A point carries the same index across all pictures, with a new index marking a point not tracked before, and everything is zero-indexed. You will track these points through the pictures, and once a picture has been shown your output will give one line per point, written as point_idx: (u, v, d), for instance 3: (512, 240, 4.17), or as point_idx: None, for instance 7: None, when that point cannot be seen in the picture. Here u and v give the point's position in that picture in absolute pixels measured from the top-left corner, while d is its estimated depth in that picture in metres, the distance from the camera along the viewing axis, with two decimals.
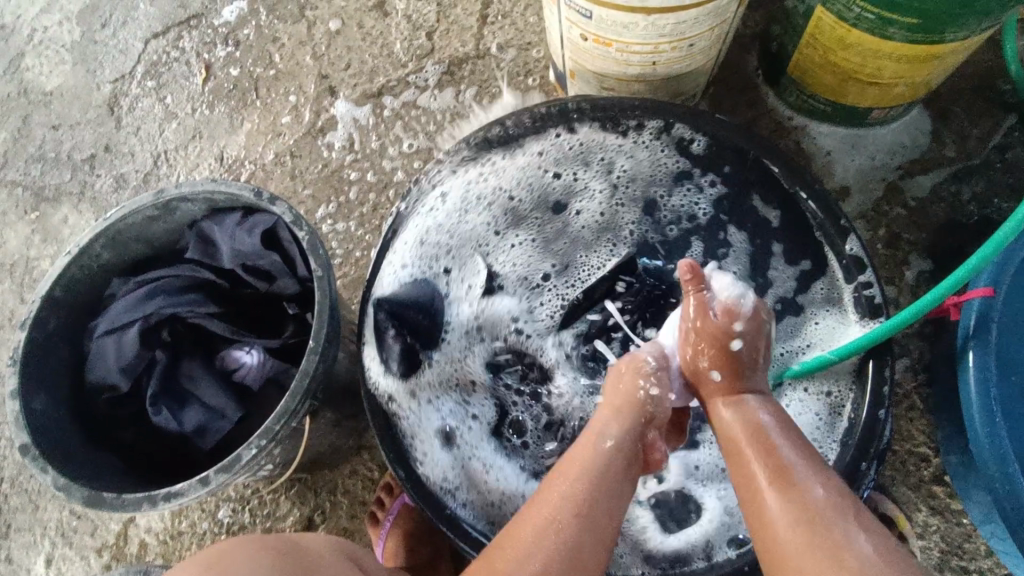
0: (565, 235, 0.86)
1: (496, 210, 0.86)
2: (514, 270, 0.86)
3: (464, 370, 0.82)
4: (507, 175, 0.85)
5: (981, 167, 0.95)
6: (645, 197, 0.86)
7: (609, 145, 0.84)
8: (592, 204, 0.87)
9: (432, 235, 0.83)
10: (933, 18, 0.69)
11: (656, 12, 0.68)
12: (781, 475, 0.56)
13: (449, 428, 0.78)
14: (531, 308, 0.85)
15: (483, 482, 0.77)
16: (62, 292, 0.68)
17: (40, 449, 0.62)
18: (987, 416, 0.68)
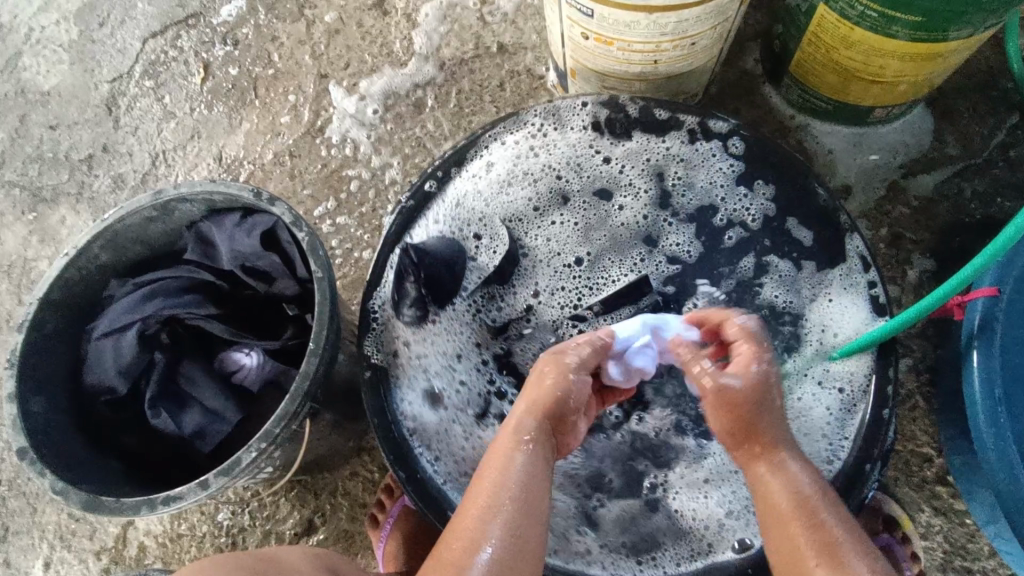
0: (604, 226, 0.85)
1: (542, 190, 0.85)
2: (547, 254, 0.85)
3: (463, 341, 0.81)
4: (557, 153, 0.84)
5: (983, 166, 0.94)
6: (693, 203, 0.84)
7: (657, 147, 0.84)
8: (637, 203, 0.85)
9: (471, 200, 0.82)
10: (937, 16, 0.69)
11: (658, 10, 0.68)
12: (828, 550, 0.54)
13: (436, 389, 0.77)
14: (550, 303, 0.84)
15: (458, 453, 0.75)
16: (60, 293, 0.67)
17: (39, 452, 0.61)
18: (992, 416, 0.68)
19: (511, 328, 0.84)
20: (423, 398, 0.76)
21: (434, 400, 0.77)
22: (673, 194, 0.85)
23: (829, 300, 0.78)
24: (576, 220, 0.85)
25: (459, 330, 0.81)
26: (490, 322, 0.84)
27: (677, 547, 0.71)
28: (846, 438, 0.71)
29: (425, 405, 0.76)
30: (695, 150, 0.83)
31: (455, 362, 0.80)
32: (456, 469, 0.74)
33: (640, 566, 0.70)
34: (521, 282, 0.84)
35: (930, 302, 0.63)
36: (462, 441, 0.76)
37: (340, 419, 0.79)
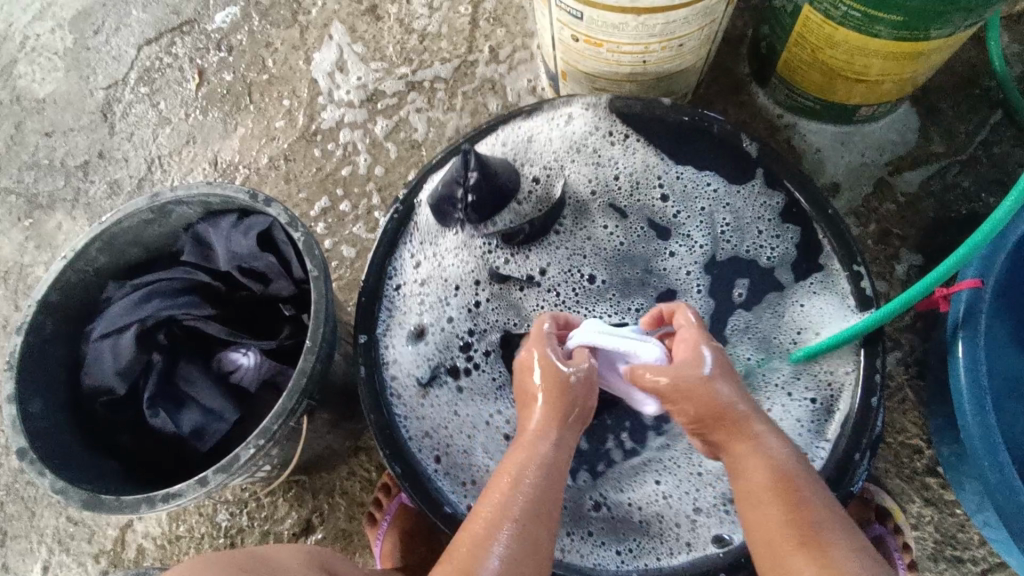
0: (639, 252, 0.84)
1: (605, 194, 0.86)
2: (565, 264, 0.84)
3: (462, 273, 0.83)
4: (629, 158, 0.86)
5: (968, 163, 0.96)
6: (728, 250, 0.83)
7: (709, 183, 0.84)
8: (687, 245, 0.84)
9: (538, 140, 0.85)
10: (917, 15, 0.71)
11: (647, 12, 0.69)
12: (802, 521, 0.54)
13: (424, 325, 0.80)
14: (537, 310, 0.83)
15: (416, 400, 0.77)
16: (58, 296, 0.68)
17: (38, 453, 0.62)
18: (977, 405, 0.69)
19: (505, 290, 0.83)
20: (409, 330, 0.79)
21: (418, 334, 0.80)
22: (713, 239, 0.84)
23: (802, 306, 0.79)
24: (615, 232, 0.85)
25: (466, 261, 0.83)
26: (495, 271, 0.84)
27: (665, 541, 0.72)
28: (824, 441, 0.72)
29: (409, 343, 0.79)
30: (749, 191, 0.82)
31: (450, 296, 0.82)
32: (414, 420, 0.76)
33: (621, 556, 0.72)
34: (535, 253, 0.85)
35: (932, 278, 0.62)
36: (421, 389, 0.78)
37: (338, 417, 0.80)
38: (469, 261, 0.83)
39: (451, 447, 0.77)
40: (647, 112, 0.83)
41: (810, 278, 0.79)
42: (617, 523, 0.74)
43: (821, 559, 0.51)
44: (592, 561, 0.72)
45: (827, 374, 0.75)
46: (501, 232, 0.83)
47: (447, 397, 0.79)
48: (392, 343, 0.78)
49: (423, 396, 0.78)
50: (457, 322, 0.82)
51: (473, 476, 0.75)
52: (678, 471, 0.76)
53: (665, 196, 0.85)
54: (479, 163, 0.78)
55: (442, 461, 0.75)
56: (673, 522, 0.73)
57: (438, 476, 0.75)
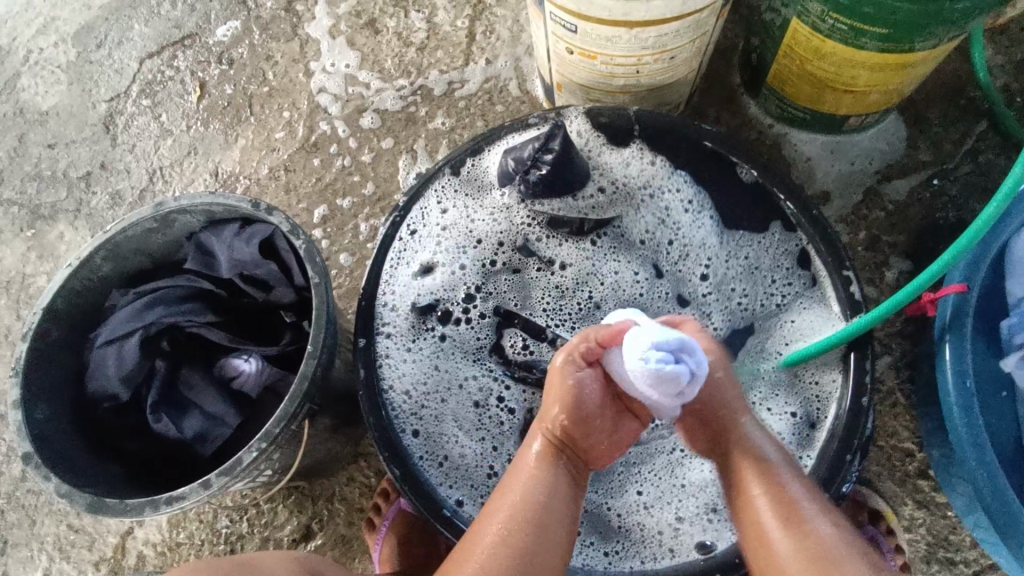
0: (651, 294, 0.86)
1: (649, 249, 0.87)
2: (581, 271, 0.87)
3: (490, 229, 0.87)
4: (692, 212, 0.85)
5: (954, 171, 0.98)
6: (744, 311, 0.84)
7: (755, 242, 0.83)
8: (704, 299, 0.85)
9: (615, 161, 0.87)
10: (900, 28, 0.73)
11: (639, 26, 0.72)
12: (770, 478, 0.61)
13: (432, 263, 0.84)
14: (541, 301, 0.86)
15: (403, 351, 0.81)
16: (63, 303, 0.69)
17: (43, 458, 0.62)
18: (965, 407, 0.70)
19: (520, 267, 0.87)
20: (416, 266, 0.83)
21: (427, 270, 0.84)
22: (732, 299, 0.85)
23: (792, 322, 0.81)
24: (640, 267, 0.87)
25: (496, 221, 0.87)
26: (524, 238, 0.87)
27: (650, 543, 0.73)
28: (808, 453, 0.73)
29: (418, 284, 0.83)
30: (787, 240, 0.81)
31: (469, 246, 0.86)
32: (395, 372, 0.79)
33: (608, 558, 0.72)
34: (556, 244, 0.88)
35: (921, 279, 0.63)
36: (418, 337, 0.82)
37: (338, 422, 0.81)
38: (494, 225, 0.87)
39: (432, 427, 0.78)
40: (718, 160, 0.82)
41: (800, 301, 0.81)
42: (602, 523, 0.75)
43: (789, 509, 0.58)
44: (582, 561, 0.72)
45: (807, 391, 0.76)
46: (547, 220, 0.87)
47: (429, 348, 0.82)
48: (391, 280, 0.81)
49: (409, 343, 0.81)
50: (465, 287, 0.85)
51: (446, 453, 0.77)
52: (660, 480, 0.77)
53: (705, 265, 0.86)
54: (563, 152, 0.80)
55: (422, 436, 0.77)
56: (655, 530, 0.74)
57: (423, 464, 0.76)
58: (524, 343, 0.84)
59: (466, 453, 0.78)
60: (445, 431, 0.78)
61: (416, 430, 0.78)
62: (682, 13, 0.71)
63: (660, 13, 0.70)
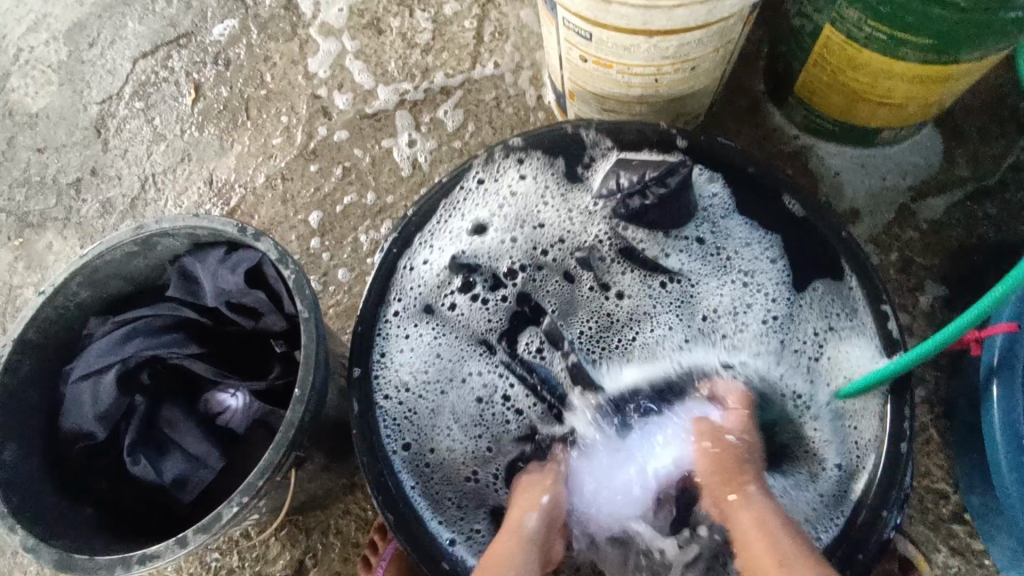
0: (695, 335, 0.77)
1: (707, 317, 0.77)
2: (637, 308, 0.78)
3: (558, 224, 0.80)
4: (770, 275, 0.77)
5: (995, 188, 0.91)
6: (786, 368, 0.75)
7: (821, 318, 0.74)
8: (744, 350, 0.76)
9: (737, 233, 0.78)
10: (947, 38, 0.67)
11: (660, 34, 0.66)
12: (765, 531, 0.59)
13: (485, 223, 0.79)
14: (579, 309, 0.78)
15: (401, 337, 0.75)
16: (36, 333, 0.64)
17: (9, 506, 0.57)
18: (1014, 457, 0.65)
19: (573, 270, 0.79)
20: (470, 223, 0.79)
21: (480, 229, 0.79)
22: (767, 363, 0.75)
23: (832, 356, 0.73)
24: (692, 327, 0.77)
25: (564, 215, 0.80)
26: (581, 245, 0.80)
27: None
28: (837, 514, 0.66)
29: (471, 243, 0.79)
30: (833, 296, 0.73)
31: (527, 225, 0.80)
32: (393, 360, 0.74)
33: None
34: (611, 269, 0.79)
35: (973, 314, 0.55)
36: (443, 320, 0.77)
37: (331, 457, 0.76)
38: (563, 223, 0.80)
39: (424, 434, 0.73)
40: (820, 245, 0.72)
41: (836, 340, 0.73)
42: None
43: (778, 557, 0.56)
44: None
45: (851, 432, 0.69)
46: (616, 238, 0.80)
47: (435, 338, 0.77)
48: (439, 231, 0.77)
49: (425, 316, 0.77)
50: (498, 275, 0.79)
51: (433, 463, 0.73)
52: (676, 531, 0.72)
53: (763, 325, 0.76)
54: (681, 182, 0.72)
55: (416, 450, 0.72)
56: None
57: (413, 493, 0.70)
58: (538, 343, 0.77)
59: (454, 448, 0.74)
60: (443, 444, 0.74)
61: (408, 440, 0.72)
62: (708, 21, 0.65)
63: (683, 21, 0.64)
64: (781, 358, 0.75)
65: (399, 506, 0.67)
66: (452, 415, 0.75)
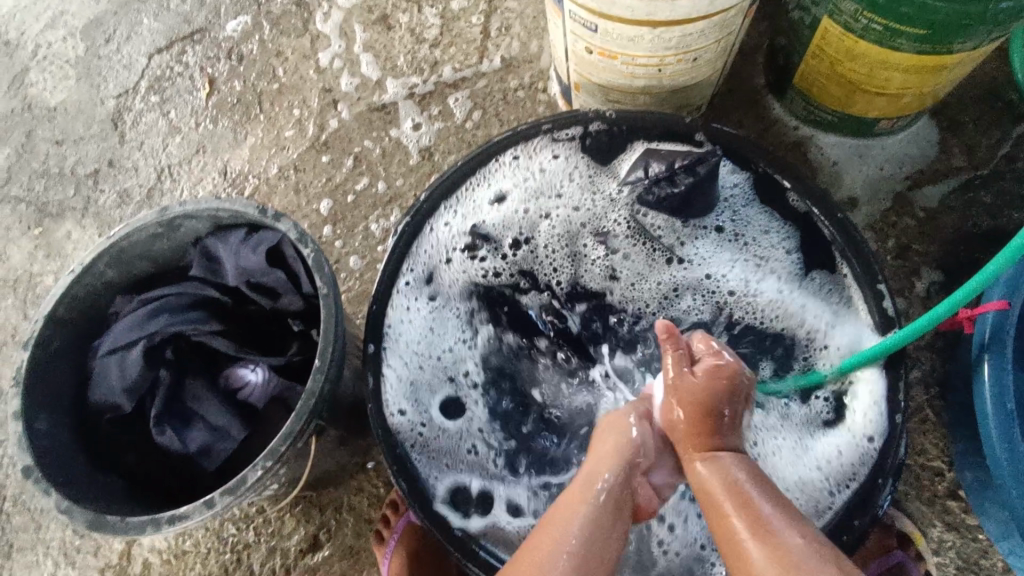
0: (688, 306, 0.80)
1: (703, 292, 0.80)
2: (631, 285, 0.82)
3: (573, 201, 0.83)
4: (772, 265, 0.79)
5: (989, 177, 0.94)
6: (774, 338, 0.78)
7: (813, 307, 0.77)
8: (734, 320, 0.79)
9: (754, 222, 0.80)
10: (940, 28, 0.69)
11: (663, 25, 0.68)
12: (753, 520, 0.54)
13: (506, 194, 0.82)
14: (573, 281, 0.82)
15: (404, 306, 0.78)
16: (66, 311, 0.67)
17: (44, 471, 0.61)
18: (1005, 430, 0.67)
19: (580, 245, 0.82)
20: (494, 193, 0.81)
21: (501, 200, 0.82)
22: (756, 335, 0.78)
23: (812, 338, 0.77)
24: (680, 303, 0.81)
25: (579, 193, 0.83)
26: (586, 224, 0.83)
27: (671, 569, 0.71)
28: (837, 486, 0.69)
29: (489, 211, 0.82)
30: (829, 284, 0.76)
31: (545, 199, 0.83)
32: (397, 330, 0.77)
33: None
34: (611, 247, 0.82)
35: (964, 292, 0.57)
36: (455, 287, 0.81)
37: (345, 433, 0.79)
38: (582, 202, 0.83)
39: (424, 401, 0.76)
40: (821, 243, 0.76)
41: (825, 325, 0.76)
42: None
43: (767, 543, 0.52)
44: None
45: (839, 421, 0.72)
46: (632, 222, 0.83)
47: (439, 307, 0.80)
48: (463, 198, 0.81)
49: (433, 284, 0.80)
50: (503, 245, 0.83)
51: (430, 429, 0.75)
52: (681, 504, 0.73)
53: (758, 304, 0.79)
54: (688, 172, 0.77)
55: (415, 417, 0.75)
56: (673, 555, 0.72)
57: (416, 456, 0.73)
58: (535, 308, 0.82)
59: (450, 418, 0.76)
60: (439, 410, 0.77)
61: (409, 406, 0.75)
62: (709, 13, 0.68)
63: (686, 12, 0.66)
64: (766, 334, 0.78)
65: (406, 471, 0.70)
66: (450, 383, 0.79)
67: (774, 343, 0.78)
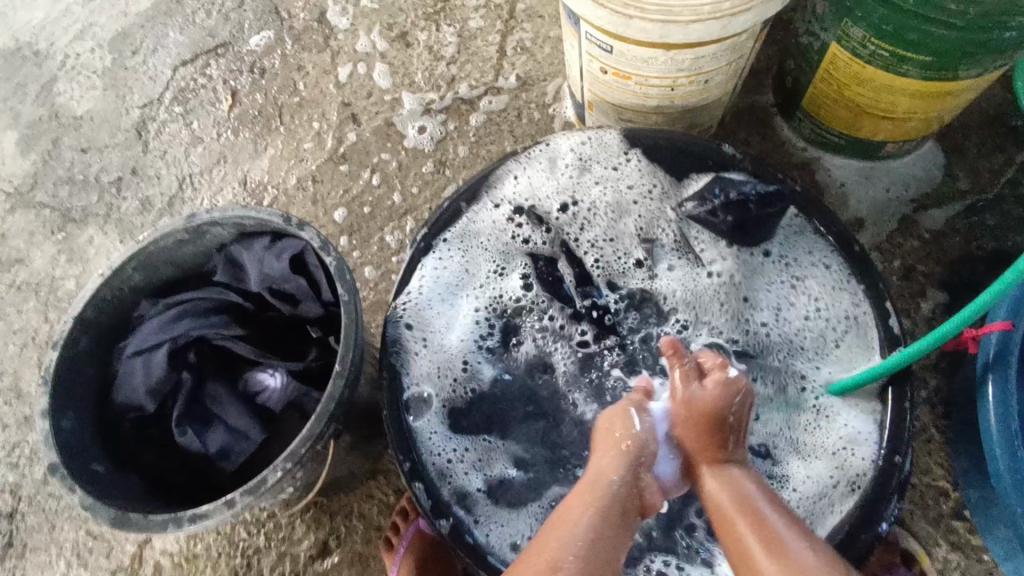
0: (701, 303, 0.80)
1: (728, 290, 0.80)
2: (651, 278, 0.82)
3: (631, 182, 0.83)
4: (805, 298, 0.78)
5: (994, 201, 0.96)
6: (784, 342, 0.78)
7: (826, 341, 0.77)
8: (752, 313, 0.80)
9: (803, 256, 0.79)
10: (945, 55, 0.72)
11: (677, 48, 0.71)
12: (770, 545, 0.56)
13: (575, 159, 0.84)
14: (594, 264, 0.83)
15: (445, 245, 0.81)
16: (93, 313, 0.69)
17: (69, 469, 0.63)
18: (1009, 450, 0.68)
19: (617, 231, 0.83)
20: (563, 159, 0.84)
21: (566, 165, 0.84)
22: (764, 332, 0.79)
23: (818, 365, 0.76)
24: (695, 293, 0.80)
25: (641, 175, 0.83)
26: (632, 213, 0.84)
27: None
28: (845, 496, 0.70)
29: (548, 176, 0.84)
30: (851, 326, 0.76)
31: (603, 175, 0.84)
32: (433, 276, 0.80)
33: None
34: (646, 236, 0.83)
35: (966, 314, 0.58)
36: (495, 243, 0.83)
37: (358, 440, 0.80)
38: (634, 191, 0.83)
39: (437, 357, 0.78)
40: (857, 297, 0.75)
41: (834, 356, 0.76)
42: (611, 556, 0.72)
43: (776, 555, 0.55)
44: None
45: (840, 441, 0.72)
46: (679, 235, 0.83)
47: (478, 263, 0.83)
48: (531, 157, 0.83)
49: (471, 229, 0.82)
50: (547, 212, 0.84)
51: (439, 382, 0.78)
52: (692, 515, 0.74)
53: (776, 311, 0.79)
54: (762, 202, 0.79)
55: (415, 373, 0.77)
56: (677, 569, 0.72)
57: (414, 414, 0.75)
58: (567, 284, 0.83)
59: (454, 373, 0.78)
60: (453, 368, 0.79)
61: (421, 354, 0.78)
62: (721, 37, 0.70)
63: (698, 37, 0.69)
64: (778, 334, 0.78)
65: (415, 455, 0.72)
66: (468, 346, 0.80)
67: (785, 341, 0.78)
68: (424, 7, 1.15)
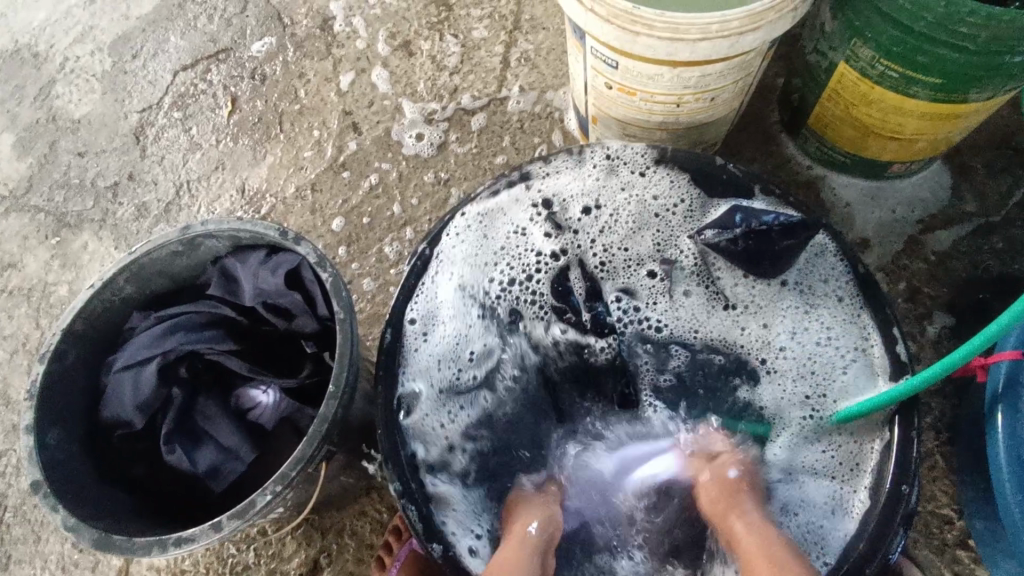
0: (710, 321, 0.79)
1: (739, 310, 0.79)
2: (659, 296, 0.80)
3: (655, 192, 0.82)
4: (820, 329, 0.76)
5: (1001, 224, 0.94)
6: (796, 365, 0.76)
7: (837, 373, 0.74)
8: (762, 333, 0.78)
9: (823, 287, 0.77)
10: (956, 78, 0.70)
11: (683, 65, 0.70)
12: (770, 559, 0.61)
13: (602, 168, 0.83)
14: (604, 275, 0.82)
15: (463, 240, 0.81)
16: (83, 325, 0.68)
17: (52, 487, 0.61)
18: (1018, 483, 0.67)
19: (632, 243, 0.82)
20: (589, 166, 0.83)
21: (591, 172, 0.83)
22: (775, 352, 0.77)
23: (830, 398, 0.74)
24: (705, 309, 0.79)
25: (666, 187, 0.82)
26: (651, 225, 0.82)
27: None
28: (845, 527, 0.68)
29: (575, 175, 0.83)
30: (864, 362, 0.73)
31: (626, 186, 0.83)
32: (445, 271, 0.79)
33: None
34: (661, 251, 0.82)
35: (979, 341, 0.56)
36: (513, 243, 0.82)
37: (351, 458, 0.78)
38: (653, 205, 0.82)
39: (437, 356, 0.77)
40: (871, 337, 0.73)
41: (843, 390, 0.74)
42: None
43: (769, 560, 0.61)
44: None
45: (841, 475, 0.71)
46: (697, 258, 0.81)
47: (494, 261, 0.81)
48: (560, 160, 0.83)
49: (492, 227, 0.82)
50: (566, 218, 0.83)
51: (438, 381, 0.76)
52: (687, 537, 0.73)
53: (791, 335, 0.77)
54: (784, 233, 0.75)
55: (415, 371, 0.75)
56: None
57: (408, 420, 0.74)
58: (578, 293, 0.81)
59: (453, 373, 0.77)
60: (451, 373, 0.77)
61: (421, 355, 0.76)
62: (728, 55, 0.69)
63: (705, 55, 0.68)
64: (789, 356, 0.76)
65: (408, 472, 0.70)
66: (470, 351, 0.79)
67: (796, 363, 0.76)
68: (428, 16, 1.14)
